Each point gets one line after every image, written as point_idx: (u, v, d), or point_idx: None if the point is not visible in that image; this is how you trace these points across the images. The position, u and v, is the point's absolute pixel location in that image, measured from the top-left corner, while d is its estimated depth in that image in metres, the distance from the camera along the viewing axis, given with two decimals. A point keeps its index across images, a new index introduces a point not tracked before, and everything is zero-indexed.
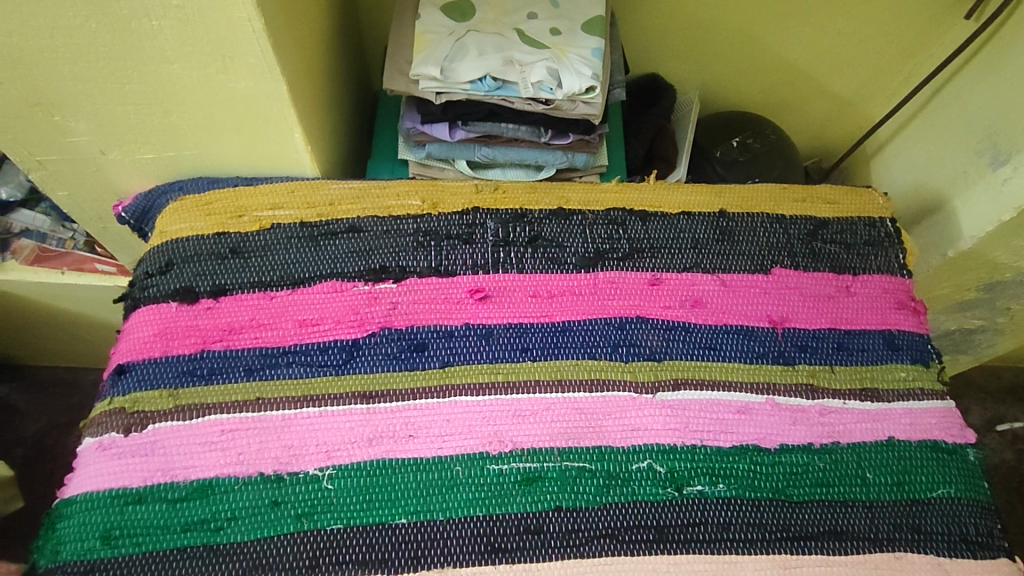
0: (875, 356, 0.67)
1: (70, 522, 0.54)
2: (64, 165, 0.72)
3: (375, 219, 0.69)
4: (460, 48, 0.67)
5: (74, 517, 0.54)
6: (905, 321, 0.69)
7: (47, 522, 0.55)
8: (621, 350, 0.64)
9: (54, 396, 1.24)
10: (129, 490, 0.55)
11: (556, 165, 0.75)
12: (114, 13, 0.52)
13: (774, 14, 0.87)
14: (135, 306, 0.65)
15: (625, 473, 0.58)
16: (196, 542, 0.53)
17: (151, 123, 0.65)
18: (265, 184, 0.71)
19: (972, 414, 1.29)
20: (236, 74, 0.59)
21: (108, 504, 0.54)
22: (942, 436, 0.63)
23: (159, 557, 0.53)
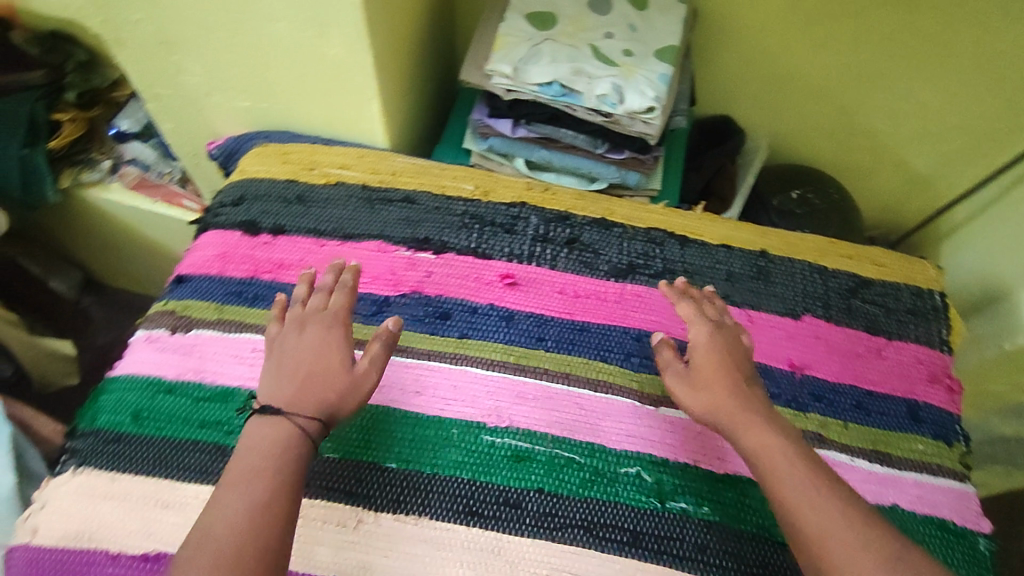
0: (892, 421, 0.64)
1: (110, 397, 0.60)
2: (176, 100, 0.82)
3: (429, 195, 0.74)
4: (535, 53, 0.72)
5: (116, 393, 0.61)
6: (932, 394, 0.67)
7: (92, 393, 0.62)
8: (628, 359, 0.65)
9: (122, 316, 1.36)
10: (164, 381, 0.61)
11: (608, 179, 0.78)
12: None
13: (855, 74, 0.87)
14: (205, 230, 0.72)
15: (616, 469, 0.59)
16: (208, 439, 0.58)
17: (253, 74, 0.74)
18: (339, 146, 0.78)
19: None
20: (330, 41, 0.66)
21: (144, 388, 0.60)
22: (955, 518, 0.60)
23: (176, 440, 0.57)
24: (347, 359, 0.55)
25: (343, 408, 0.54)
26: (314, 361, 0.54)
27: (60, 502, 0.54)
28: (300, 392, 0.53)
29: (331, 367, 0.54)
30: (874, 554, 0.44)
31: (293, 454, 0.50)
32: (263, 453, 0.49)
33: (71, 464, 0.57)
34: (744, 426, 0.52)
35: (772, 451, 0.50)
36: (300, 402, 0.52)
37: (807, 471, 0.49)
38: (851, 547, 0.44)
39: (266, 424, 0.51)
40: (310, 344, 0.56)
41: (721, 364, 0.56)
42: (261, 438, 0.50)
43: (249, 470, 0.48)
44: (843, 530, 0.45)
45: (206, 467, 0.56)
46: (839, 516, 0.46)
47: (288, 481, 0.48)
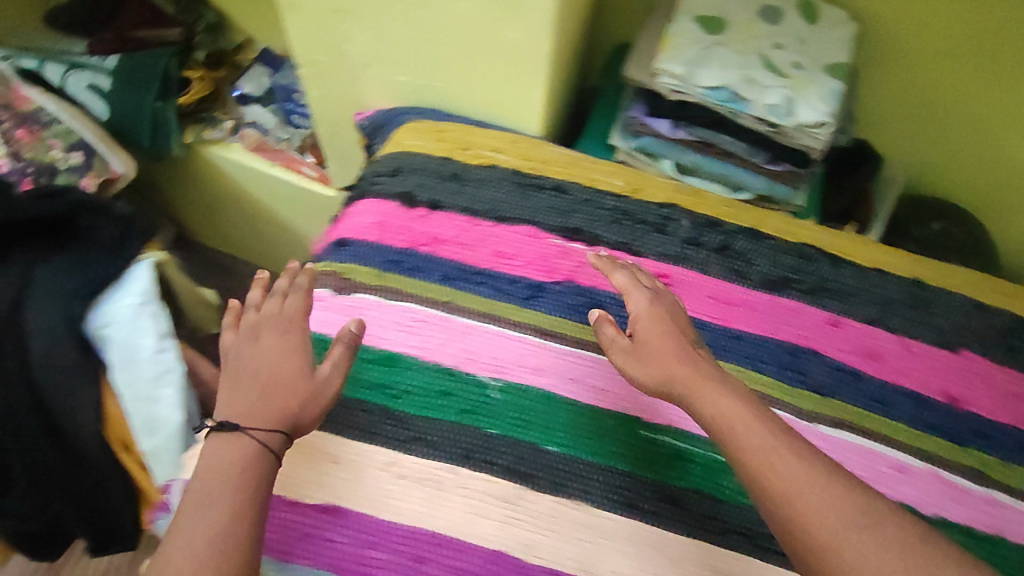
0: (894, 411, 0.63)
1: None
2: (328, 68, 0.82)
3: (580, 186, 0.74)
4: (705, 55, 0.69)
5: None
6: (933, 390, 0.64)
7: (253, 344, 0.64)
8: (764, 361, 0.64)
9: (219, 275, 1.39)
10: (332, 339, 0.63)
11: (757, 189, 0.76)
12: None
13: (1016, 110, 0.85)
14: (362, 197, 0.73)
15: (664, 446, 0.59)
16: (375, 400, 0.60)
17: (419, 50, 0.73)
18: (489, 130, 0.77)
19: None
20: (513, 26, 0.65)
21: (314, 343, 0.63)
22: (952, 515, 0.59)
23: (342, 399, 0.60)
24: (305, 366, 0.56)
25: (307, 414, 0.54)
26: (273, 370, 0.55)
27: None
28: (259, 405, 0.53)
29: (288, 378, 0.55)
30: (839, 511, 0.43)
31: (256, 471, 0.51)
32: (222, 469, 0.50)
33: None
34: (692, 391, 0.51)
35: (723, 412, 0.49)
36: (258, 416, 0.53)
37: (759, 424, 0.48)
38: (814, 504, 0.43)
39: (228, 442, 0.52)
40: (266, 353, 0.56)
41: (664, 333, 0.55)
42: (220, 458, 0.51)
43: (201, 486, 0.49)
44: (812, 483, 0.44)
45: (370, 429, 0.59)
46: (794, 471, 0.45)
47: (244, 498, 0.49)
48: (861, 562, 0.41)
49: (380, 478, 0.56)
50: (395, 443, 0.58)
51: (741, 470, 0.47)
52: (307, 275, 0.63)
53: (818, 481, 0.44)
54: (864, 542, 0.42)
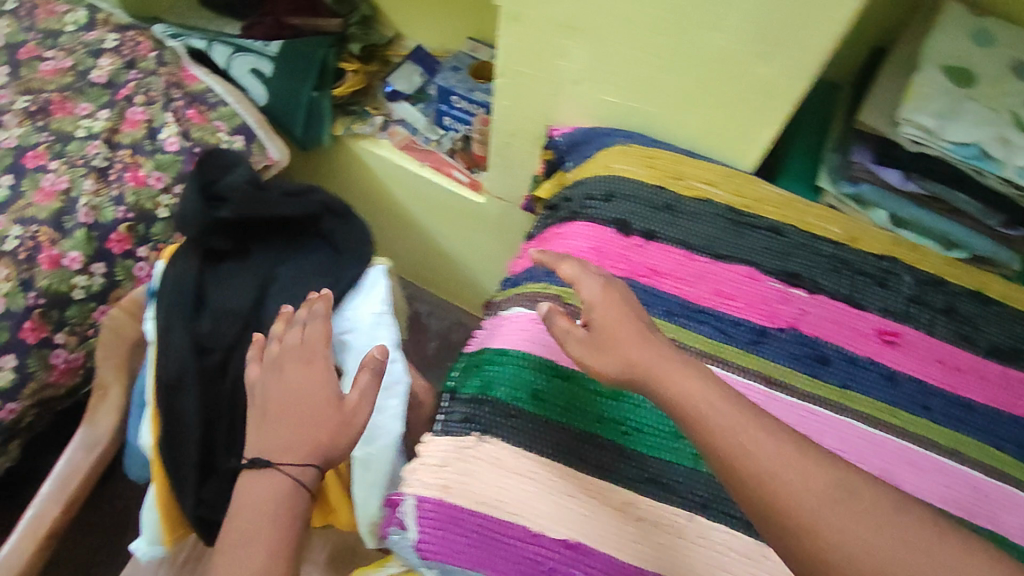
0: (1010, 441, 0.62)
1: (503, 369, 0.62)
2: (528, 81, 0.80)
3: (796, 229, 0.72)
4: (954, 108, 0.67)
5: (508, 367, 0.62)
6: None
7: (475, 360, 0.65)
8: (877, 388, 0.63)
9: None
10: (557, 366, 0.62)
11: (977, 252, 0.73)
12: None
13: None
14: (573, 218, 0.72)
15: (656, 424, 0.59)
16: (607, 435, 0.59)
17: (644, 77, 0.70)
18: (700, 161, 0.75)
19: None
20: (768, 62, 0.63)
21: (538, 369, 0.62)
22: (992, 525, 0.58)
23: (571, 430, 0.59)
24: (333, 396, 0.59)
25: (337, 447, 0.57)
26: (298, 401, 0.58)
27: (468, 466, 0.57)
28: (289, 439, 0.57)
29: (316, 408, 0.58)
30: (819, 490, 0.42)
31: (294, 503, 0.56)
32: (261, 493, 0.56)
33: (473, 429, 0.59)
34: (661, 377, 0.48)
35: (691, 395, 0.47)
36: (293, 450, 0.56)
37: (750, 416, 0.45)
38: (796, 487, 0.42)
39: (263, 476, 0.56)
40: (298, 384, 0.59)
41: (618, 321, 0.52)
42: (256, 492, 0.56)
43: (247, 525, 0.54)
44: (787, 461, 0.43)
45: (603, 466, 0.58)
46: (791, 461, 0.43)
47: (287, 519, 0.55)
48: (841, 540, 0.41)
49: (620, 520, 0.55)
50: (628, 481, 0.57)
51: (718, 460, 0.44)
52: (322, 304, 0.66)
53: (787, 455, 0.43)
54: (846, 522, 0.41)
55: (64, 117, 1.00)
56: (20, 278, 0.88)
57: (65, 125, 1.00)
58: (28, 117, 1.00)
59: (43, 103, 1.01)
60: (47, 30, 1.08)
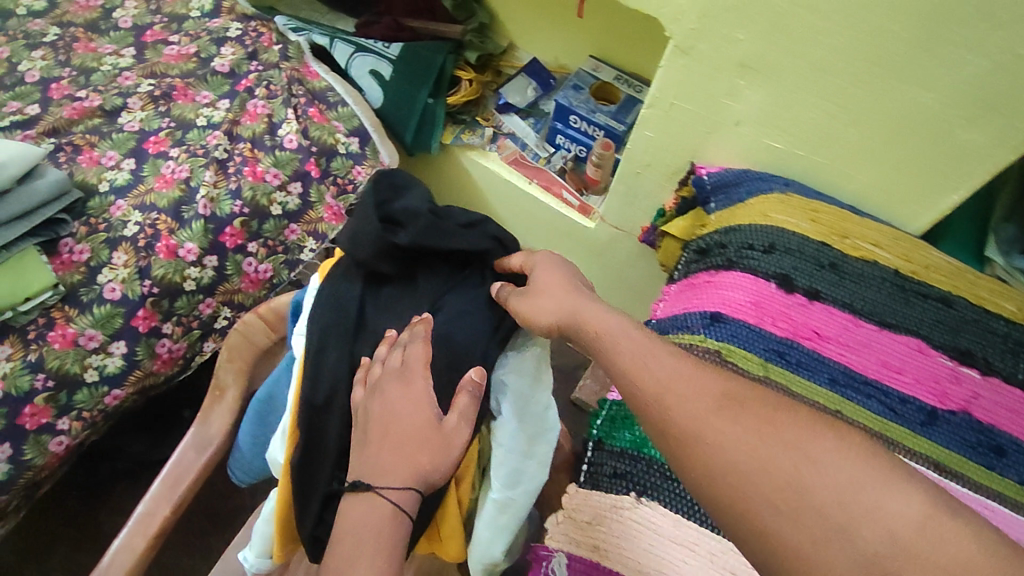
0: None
1: None
2: (684, 116, 0.78)
3: (968, 303, 0.67)
4: None
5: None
6: None
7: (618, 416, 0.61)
8: None
9: None
10: None
11: None
12: (937, 32, 0.57)
13: None
14: (729, 267, 0.68)
15: None
16: None
17: (822, 123, 0.69)
18: (863, 219, 0.72)
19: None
20: (971, 124, 0.61)
21: None
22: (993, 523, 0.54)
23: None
24: (435, 417, 0.53)
25: (440, 470, 0.51)
26: (397, 421, 0.53)
27: (628, 528, 0.53)
28: (389, 463, 0.51)
29: (417, 429, 0.52)
30: (717, 401, 0.43)
31: (392, 529, 0.49)
32: (364, 518, 0.49)
33: (630, 489, 0.55)
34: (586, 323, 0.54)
35: (619, 328, 0.51)
36: (393, 473, 0.51)
37: (653, 344, 0.49)
38: (688, 395, 0.43)
39: (361, 501, 0.50)
40: (400, 405, 0.53)
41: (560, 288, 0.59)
42: (357, 517, 0.50)
43: (344, 550, 0.48)
44: (686, 376, 0.45)
45: None
46: (692, 380, 0.45)
47: (389, 546, 0.49)
48: (721, 440, 0.40)
49: None
50: None
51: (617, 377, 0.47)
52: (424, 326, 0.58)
53: (687, 377, 0.45)
54: (736, 429, 0.41)
55: (185, 104, 0.99)
56: (137, 265, 0.87)
57: (186, 112, 0.98)
58: (151, 101, 0.99)
59: (166, 88, 1.00)
60: (174, 15, 1.09)
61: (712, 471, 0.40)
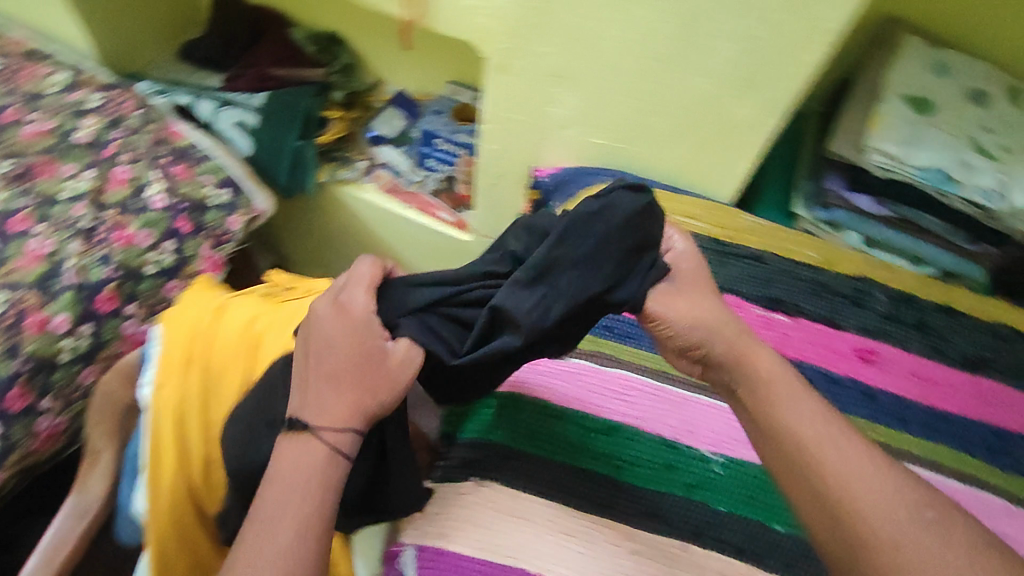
0: (953, 430, 0.66)
1: (502, 413, 0.63)
2: (519, 125, 0.84)
3: (776, 256, 0.75)
4: (917, 135, 0.72)
5: (504, 411, 0.63)
6: None
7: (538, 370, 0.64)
8: (856, 405, 0.66)
9: None
10: (550, 407, 0.63)
11: (943, 265, 0.78)
12: (694, 26, 0.64)
13: None
14: None
15: (580, 443, 0.60)
16: (600, 471, 0.59)
17: (629, 116, 0.76)
18: (680, 195, 0.80)
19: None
20: (745, 101, 0.69)
21: (535, 411, 0.62)
22: None
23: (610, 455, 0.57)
24: (376, 349, 0.52)
25: (373, 399, 0.51)
26: (332, 350, 0.52)
27: (470, 510, 0.57)
28: (327, 399, 0.51)
29: (350, 362, 0.52)
30: (907, 511, 0.44)
31: (329, 471, 0.50)
32: (297, 469, 0.50)
33: (473, 474, 0.60)
34: (741, 354, 0.53)
35: (770, 376, 0.52)
36: (333, 416, 0.51)
37: (834, 429, 0.48)
38: (879, 494, 0.44)
39: (297, 442, 0.51)
40: (336, 330, 0.53)
41: (695, 276, 0.56)
42: (293, 462, 0.50)
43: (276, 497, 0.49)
44: (863, 468, 0.46)
45: (604, 502, 0.57)
46: (884, 484, 0.45)
47: (320, 498, 0.49)
48: (914, 551, 0.42)
49: (615, 551, 0.55)
50: (621, 514, 0.57)
51: (783, 448, 0.49)
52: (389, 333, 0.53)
53: (862, 465, 0.46)
54: (925, 537, 0.43)
55: (47, 179, 0.99)
56: (6, 345, 0.86)
57: (51, 186, 0.98)
58: (11, 180, 0.98)
59: (24, 166, 1.00)
60: (26, 92, 1.09)
61: (874, 559, 0.42)
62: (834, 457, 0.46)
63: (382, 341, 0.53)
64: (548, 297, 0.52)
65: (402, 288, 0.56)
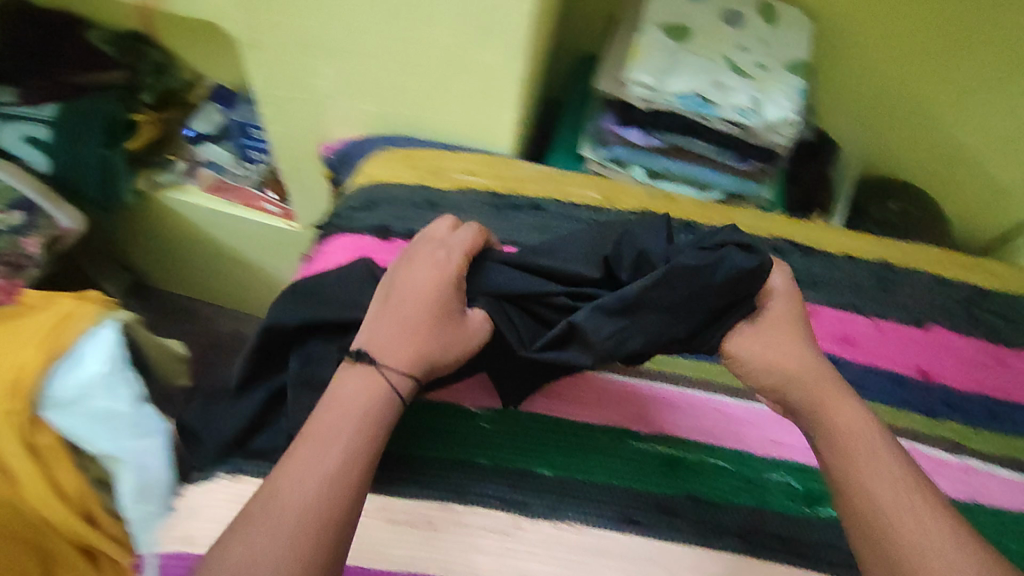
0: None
1: None
2: (296, 103, 0.82)
3: (555, 201, 0.76)
4: (672, 64, 0.72)
5: None
6: (826, 342, 0.69)
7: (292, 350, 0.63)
8: None
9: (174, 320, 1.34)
10: None
11: (726, 187, 0.79)
12: None
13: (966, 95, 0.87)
14: (335, 232, 0.74)
15: None
16: None
17: (389, 78, 0.74)
18: (460, 152, 0.79)
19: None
20: (484, 47, 0.67)
21: None
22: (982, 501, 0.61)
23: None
24: (455, 308, 0.55)
25: (444, 352, 0.53)
26: (416, 295, 0.54)
27: (208, 504, 0.56)
28: (389, 338, 0.51)
29: (425, 313, 0.53)
30: (923, 501, 0.44)
31: (376, 407, 0.48)
32: (348, 401, 0.48)
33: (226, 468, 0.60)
34: (819, 402, 0.51)
35: (841, 404, 0.50)
36: (391, 350, 0.51)
37: (869, 425, 0.49)
38: (894, 484, 0.45)
39: (354, 373, 0.50)
40: (416, 288, 0.54)
41: (790, 323, 0.55)
42: (350, 389, 0.49)
43: (324, 427, 0.46)
44: (884, 457, 0.47)
45: None
46: (915, 508, 0.44)
47: (359, 427, 0.46)
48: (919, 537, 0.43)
49: (370, 523, 0.56)
50: (377, 486, 0.58)
51: (832, 448, 0.48)
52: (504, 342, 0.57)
53: (882, 457, 0.47)
54: (933, 526, 0.43)
55: None
56: None
57: None
58: None
59: None
60: None
61: (892, 544, 0.43)
62: (894, 483, 0.45)
63: (461, 307, 0.56)
64: (627, 331, 0.56)
65: (489, 265, 0.60)
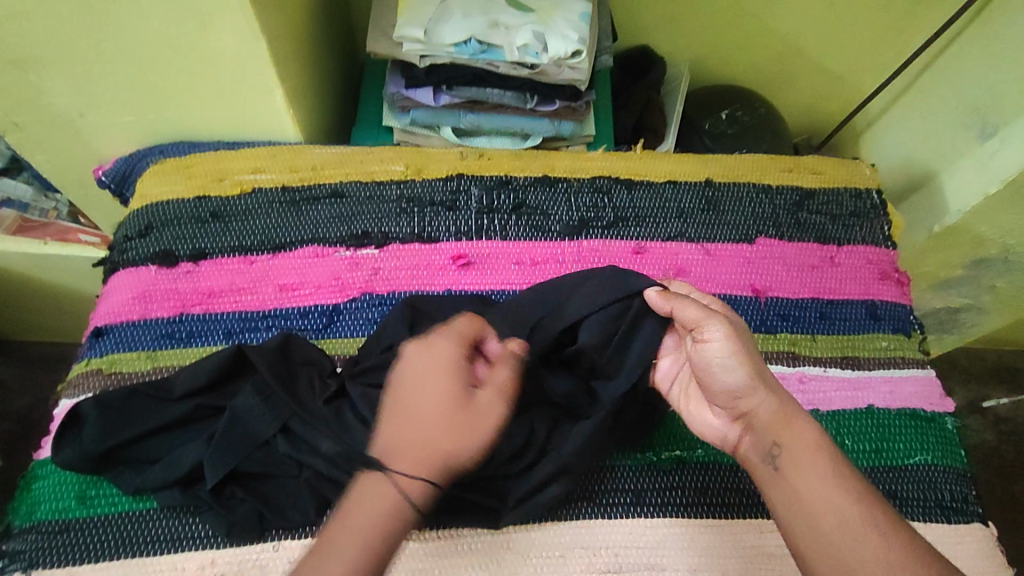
0: None
1: (45, 483, 0.56)
2: (40, 129, 0.69)
3: (358, 184, 0.69)
4: (444, 10, 0.65)
5: (49, 479, 0.56)
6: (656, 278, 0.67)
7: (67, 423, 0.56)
8: None
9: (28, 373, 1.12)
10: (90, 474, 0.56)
11: (542, 134, 0.74)
12: None
13: None
14: (115, 270, 0.65)
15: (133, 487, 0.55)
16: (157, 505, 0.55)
17: (130, 83, 0.64)
18: (244, 149, 0.71)
19: (995, 401, 1.16)
20: (216, 32, 0.58)
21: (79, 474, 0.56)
22: (890, 406, 0.63)
23: (159, 485, 0.53)
24: (459, 391, 0.48)
25: (461, 444, 0.47)
26: (419, 394, 0.47)
27: None
28: (406, 442, 0.46)
29: (448, 404, 0.47)
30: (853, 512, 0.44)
31: (393, 525, 0.43)
32: (354, 529, 0.42)
33: (19, 568, 0.53)
34: (773, 425, 0.49)
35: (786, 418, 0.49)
36: (412, 455, 0.45)
37: (803, 431, 0.48)
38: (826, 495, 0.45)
39: (374, 482, 0.45)
40: (425, 384, 0.48)
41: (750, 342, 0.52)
42: (377, 498, 0.44)
43: (344, 534, 0.42)
44: (815, 463, 0.47)
45: (177, 535, 0.54)
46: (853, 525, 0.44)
47: (369, 559, 0.42)
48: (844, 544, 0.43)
49: None
50: (198, 543, 0.53)
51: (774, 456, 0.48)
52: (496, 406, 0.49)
53: (815, 464, 0.47)
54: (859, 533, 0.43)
55: None
56: None
57: None
58: None
59: None
60: None
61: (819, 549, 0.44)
62: (823, 466, 0.46)
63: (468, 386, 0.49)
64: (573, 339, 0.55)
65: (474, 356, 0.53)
